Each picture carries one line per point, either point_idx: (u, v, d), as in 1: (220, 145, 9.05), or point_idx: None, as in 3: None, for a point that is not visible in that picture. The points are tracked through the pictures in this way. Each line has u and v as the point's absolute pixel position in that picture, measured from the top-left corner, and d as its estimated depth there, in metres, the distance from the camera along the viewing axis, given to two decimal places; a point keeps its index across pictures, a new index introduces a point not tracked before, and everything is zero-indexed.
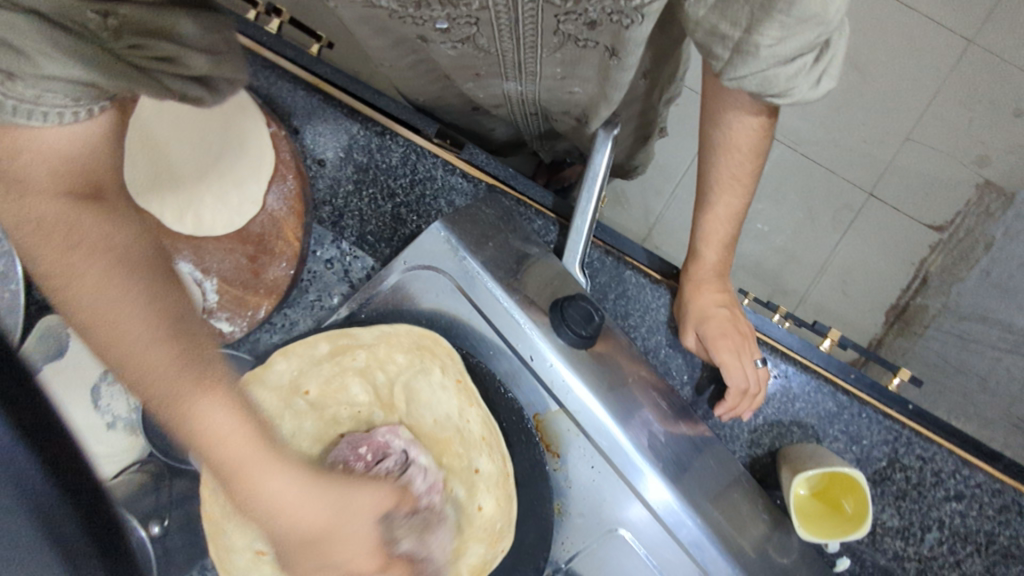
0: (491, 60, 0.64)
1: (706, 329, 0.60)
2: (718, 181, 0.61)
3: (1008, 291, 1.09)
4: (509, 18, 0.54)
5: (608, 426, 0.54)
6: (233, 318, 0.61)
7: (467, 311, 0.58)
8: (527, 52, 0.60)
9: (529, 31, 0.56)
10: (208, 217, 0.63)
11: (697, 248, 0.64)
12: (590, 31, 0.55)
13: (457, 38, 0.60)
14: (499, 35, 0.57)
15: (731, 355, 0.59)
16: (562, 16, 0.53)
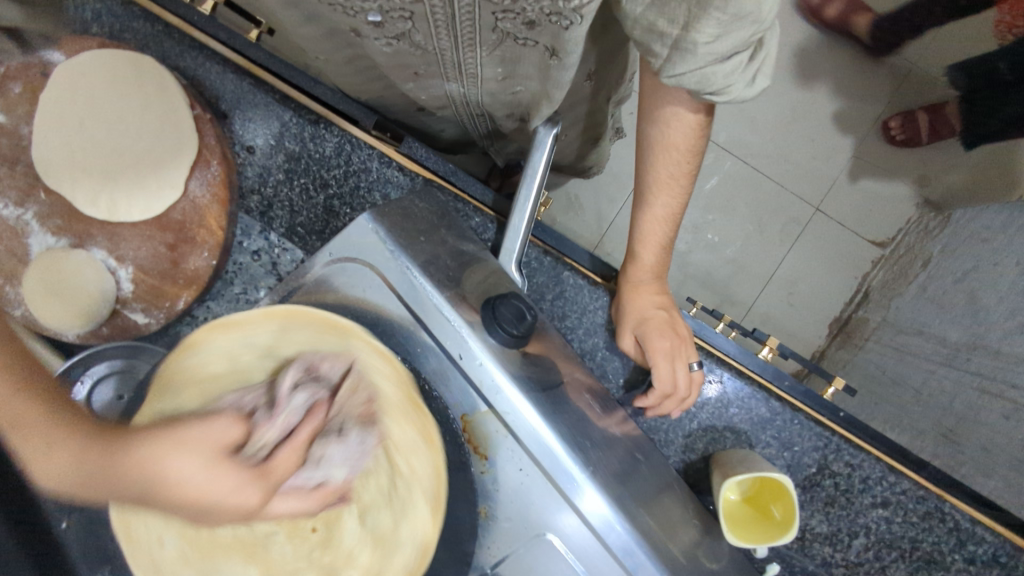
0: (428, 57, 0.62)
1: (644, 330, 0.59)
2: (658, 181, 0.60)
3: (942, 306, 1.12)
4: (444, 13, 0.52)
5: (537, 429, 0.52)
6: (148, 310, 0.60)
7: (395, 307, 0.54)
8: (465, 50, 0.59)
9: (466, 27, 0.54)
10: (122, 203, 0.59)
11: (637, 251, 0.63)
12: (529, 31, 0.53)
13: (392, 34, 0.58)
14: (435, 31, 0.56)
15: (663, 357, 0.58)
16: (499, 14, 0.52)
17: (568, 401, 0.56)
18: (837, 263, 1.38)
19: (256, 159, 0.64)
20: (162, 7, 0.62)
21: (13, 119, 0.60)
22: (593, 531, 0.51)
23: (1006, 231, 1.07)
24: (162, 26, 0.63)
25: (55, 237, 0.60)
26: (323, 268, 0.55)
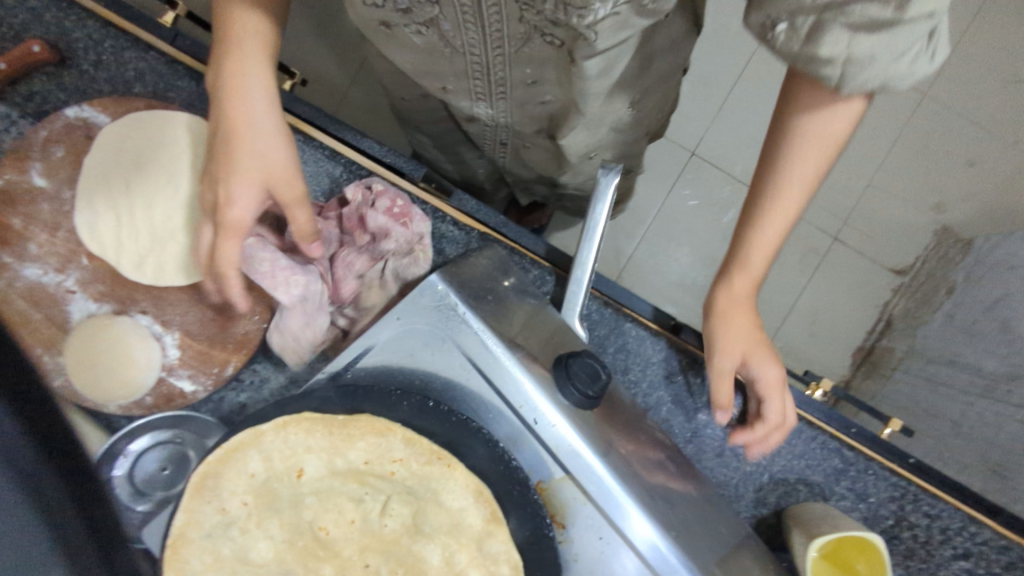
0: (459, 61, 0.64)
1: (759, 366, 0.57)
2: (791, 183, 0.54)
3: (973, 334, 1.11)
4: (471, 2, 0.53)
5: (607, 482, 0.51)
6: (196, 376, 0.58)
7: (462, 368, 0.52)
8: (493, 46, 0.60)
9: (493, 18, 0.55)
10: (169, 265, 0.59)
11: (750, 254, 0.57)
12: (555, 31, 0.55)
13: (419, 19, 0.58)
14: (463, 23, 0.57)
15: (767, 383, 0.57)
16: (523, 5, 0.53)
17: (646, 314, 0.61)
18: (858, 292, 1.37)
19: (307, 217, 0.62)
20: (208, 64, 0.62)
21: (55, 183, 0.59)
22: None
23: None
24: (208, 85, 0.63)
25: (97, 303, 0.59)
26: (389, 337, 0.53)
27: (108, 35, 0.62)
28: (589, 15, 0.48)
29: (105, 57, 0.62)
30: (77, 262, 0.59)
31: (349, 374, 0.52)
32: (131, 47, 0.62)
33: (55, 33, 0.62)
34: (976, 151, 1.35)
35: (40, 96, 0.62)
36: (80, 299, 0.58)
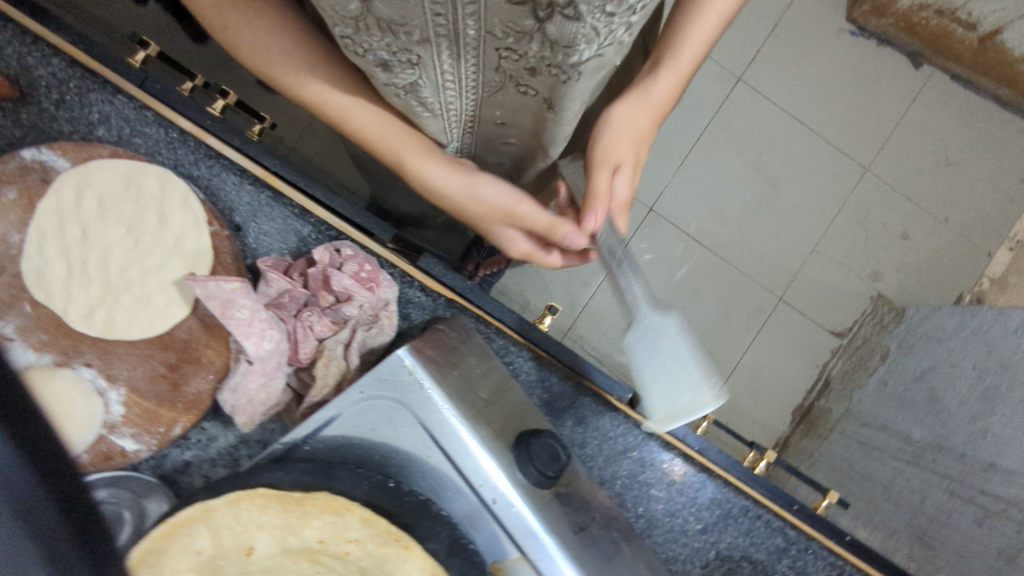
0: (433, 114, 0.60)
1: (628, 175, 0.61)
2: (684, 49, 0.59)
3: (904, 402, 1.17)
4: (450, 54, 0.49)
5: (561, 563, 0.50)
6: (139, 435, 0.55)
7: (424, 444, 0.51)
8: (470, 95, 0.56)
9: (471, 70, 0.52)
10: (118, 318, 0.56)
11: (656, 94, 0.60)
12: (531, 76, 0.52)
13: (399, 82, 0.53)
14: (441, 80, 0.53)
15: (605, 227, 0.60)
16: (504, 54, 0.49)
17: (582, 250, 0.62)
18: (800, 351, 1.43)
19: None
20: (177, 112, 0.60)
21: (4, 226, 0.56)
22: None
23: (960, 334, 1.14)
24: (177, 132, 0.61)
25: (38, 353, 0.55)
26: (350, 411, 0.51)
27: (72, 74, 0.60)
28: (574, 56, 0.46)
29: (67, 96, 0.61)
30: (19, 307, 0.56)
31: (307, 447, 0.51)
32: (97, 88, 0.60)
33: (16, 67, 0.60)
34: (910, 225, 1.44)
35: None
36: (18, 348, 0.55)
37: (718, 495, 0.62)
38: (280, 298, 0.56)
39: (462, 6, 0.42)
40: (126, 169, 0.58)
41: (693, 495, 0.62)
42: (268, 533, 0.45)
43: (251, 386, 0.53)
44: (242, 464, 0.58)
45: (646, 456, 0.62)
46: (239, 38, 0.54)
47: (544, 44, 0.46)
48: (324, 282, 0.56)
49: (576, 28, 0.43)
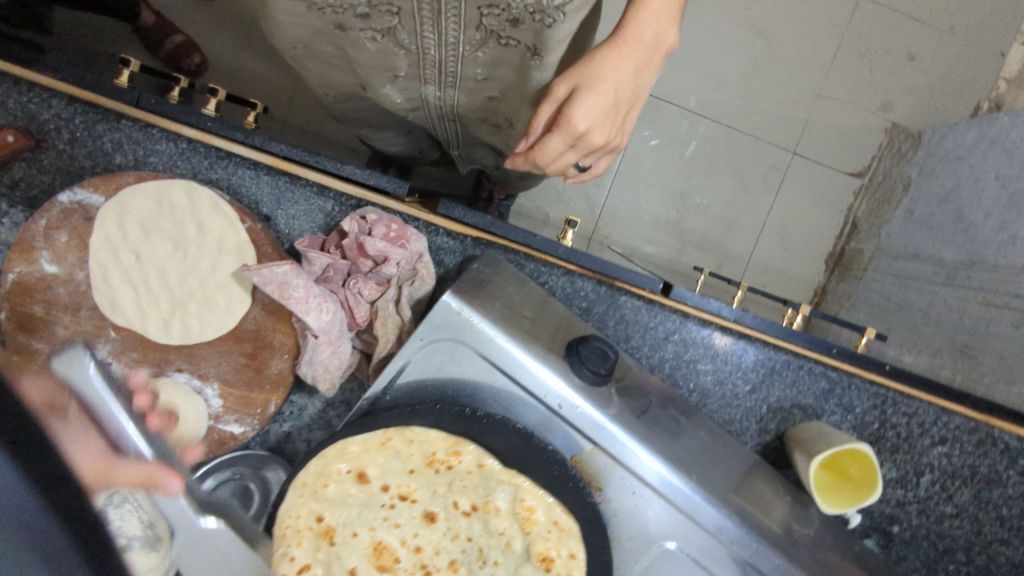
0: (414, 58, 0.62)
1: (589, 92, 0.49)
2: None
3: (932, 227, 1.18)
4: (431, 9, 0.52)
5: (630, 446, 0.55)
6: (242, 419, 0.63)
7: (487, 370, 0.56)
8: (451, 49, 0.59)
9: (451, 25, 0.55)
10: (190, 325, 0.62)
11: None
12: (512, 29, 0.54)
13: (376, 25, 0.56)
14: (421, 28, 0.56)
15: (556, 142, 0.51)
16: (485, 10, 0.52)
17: (546, 145, 0.52)
18: (823, 200, 1.43)
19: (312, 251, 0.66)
20: (179, 122, 0.64)
21: (67, 267, 0.62)
22: (699, 523, 0.55)
23: (979, 148, 1.13)
24: (186, 142, 0.64)
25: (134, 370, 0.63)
26: (416, 357, 0.56)
27: (77, 112, 0.64)
28: None
29: (78, 133, 0.64)
30: (106, 334, 0.63)
31: (389, 396, 0.57)
32: (101, 119, 0.64)
33: (22, 117, 0.63)
34: (915, 44, 1.39)
35: (25, 183, 0.66)
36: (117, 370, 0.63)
37: (761, 356, 0.67)
38: (325, 276, 0.61)
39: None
40: (155, 190, 0.61)
41: (737, 361, 0.67)
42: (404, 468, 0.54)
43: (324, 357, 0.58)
44: (334, 423, 0.68)
45: (687, 337, 0.67)
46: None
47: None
48: (360, 251, 0.60)
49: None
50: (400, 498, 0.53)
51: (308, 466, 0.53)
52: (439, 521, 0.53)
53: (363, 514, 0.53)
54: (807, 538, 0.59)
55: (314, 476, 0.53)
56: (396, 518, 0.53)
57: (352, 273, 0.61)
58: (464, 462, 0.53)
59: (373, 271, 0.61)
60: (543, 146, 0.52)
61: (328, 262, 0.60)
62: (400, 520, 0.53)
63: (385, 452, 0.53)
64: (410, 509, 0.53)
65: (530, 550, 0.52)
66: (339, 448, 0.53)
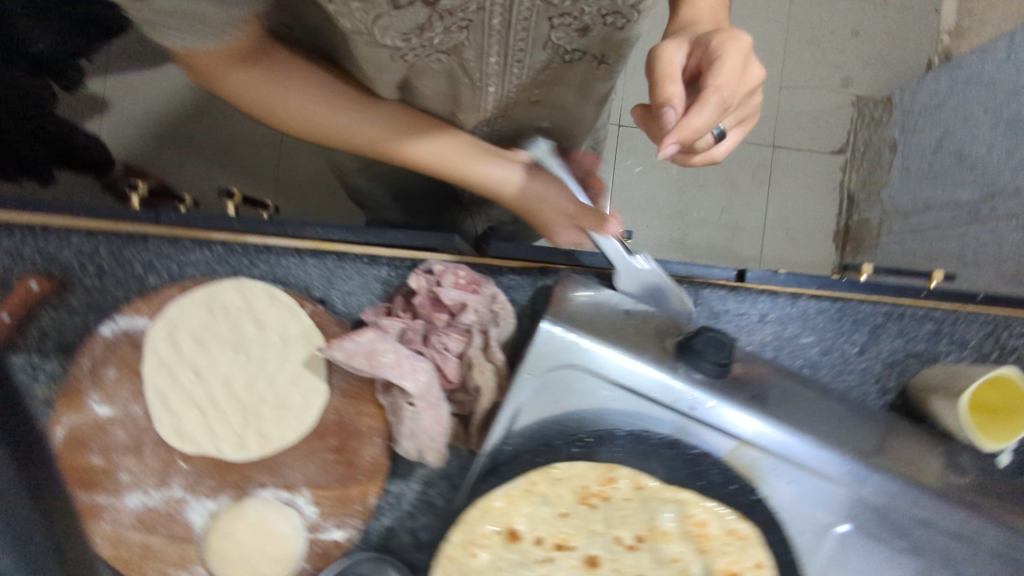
0: (481, 99, 0.59)
1: (714, 56, 0.47)
2: None
3: (935, 175, 1.17)
4: (502, 23, 0.48)
5: (777, 432, 0.50)
6: (343, 522, 0.56)
7: (606, 389, 0.51)
8: (516, 77, 0.56)
9: (517, 44, 0.51)
10: (269, 432, 0.57)
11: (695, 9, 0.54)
12: (579, 38, 0.53)
13: (444, 49, 0.51)
14: (486, 55, 0.52)
15: (725, 79, 0.46)
16: (556, 20, 0.50)
17: (697, 111, 0.45)
18: (814, 182, 1.45)
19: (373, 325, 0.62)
20: (207, 228, 0.59)
21: (121, 404, 0.56)
22: (878, 497, 0.49)
23: (956, 90, 1.16)
24: (220, 246, 0.60)
25: (213, 499, 0.56)
26: (527, 396, 0.51)
27: (100, 242, 0.60)
28: None
29: (105, 264, 0.60)
30: (176, 468, 0.56)
31: (507, 446, 0.51)
32: (127, 244, 0.60)
33: (42, 262, 0.59)
34: (856, 21, 1.45)
35: (54, 330, 0.59)
36: (194, 504, 0.56)
37: (860, 314, 0.64)
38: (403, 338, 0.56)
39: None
40: (203, 299, 0.58)
41: (839, 326, 0.64)
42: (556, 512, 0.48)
43: (425, 422, 0.53)
44: (439, 502, 0.60)
45: (780, 314, 0.64)
46: (236, 81, 0.55)
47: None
48: (435, 304, 0.58)
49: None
50: (556, 548, 0.47)
51: (451, 538, 0.46)
52: (603, 566, 0.47)
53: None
54: (986, 486, 0.53)
55: (459, 547, 0.46)
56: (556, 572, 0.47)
57: (431, 329, 0.57)
58: (620, 489, 0.48)
59: (451, 322, 0.57)
60: (719, 85, 0.46)
61: (404, 324, 0.57)
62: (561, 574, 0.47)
63: (531, 499, 0.47)
64: (569, 558, 0.47)
65: (712, 569, 0.47)
66: (480, 506, 0.47)
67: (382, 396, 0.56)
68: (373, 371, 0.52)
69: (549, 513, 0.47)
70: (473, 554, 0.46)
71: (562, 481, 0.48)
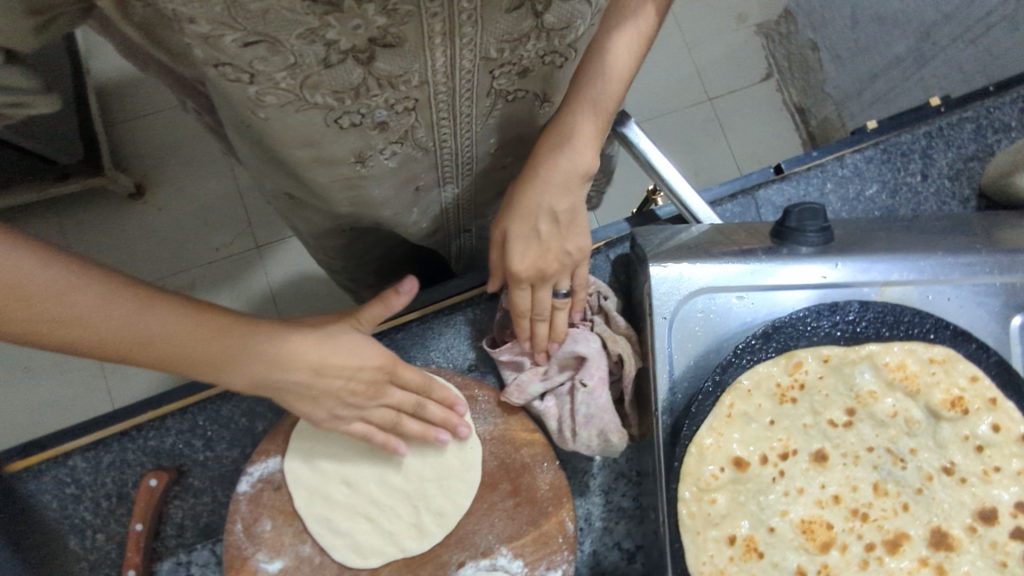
0: (431, 159, 0.49)
1: (515, 248, 0.50)
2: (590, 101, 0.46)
3: (865, 44, 1.19)
4: (448, 88, 0.39)
5: (913, 262, 0.51)
6: (554, 560, 0.52)
7: (742, 298, 0.50)
8: (467, 131, 0.46)
9: (466, 105, 0.42)
10: (442, 505, 0.55)
11: (572, 127, 0.47)
12: (520, 80, 0.43)
13: (394, 134, 0.43)
14: (439, 120, 0.43)
15: (522, 255, 0.50)
16: (497, 70, 0.40)
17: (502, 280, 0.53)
18: (762, 109, 1.42)
19: (482, 368, 0.61)
20: None
21: (289, 550, 0.53)
22: None
23: None
24: None
25: None
26: (675, 340, 0.50)
27: (194, 415, 0.58)
28: (572, 32, 0.40)
29: (209, 431, 0.58)
30: None
31: (681, 396, 0.49)
32: (221, 402, 0.59)
33: (150, 459, 0.57)
34: None
35: (189, 518, 0.57)
36: None
37: (905, 144, 0.65)
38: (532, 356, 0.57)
39: (462, 37, 0.35)
40: None
41: (891, 164, 0.65)
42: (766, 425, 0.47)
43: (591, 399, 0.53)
44: (626, 503, 0.58)
45: (835, 178, 0.65)
46: None
47: (540, 39, 0.39)
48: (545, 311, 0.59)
49: (574, 2, 0.37)
50: (783, 458, 0.46)
51: (683, 495, 0.44)
52: (832, 455, 0.46)
53: (764, 500, 0.45)
54: None
55: (695, 502, 0.44)
56: (793, 481, 0.46)
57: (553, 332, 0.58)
58: (811, 372, 0.47)
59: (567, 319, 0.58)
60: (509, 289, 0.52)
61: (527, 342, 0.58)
62: (800, 481, 0.46)
63: (736, 424, 0.46)
64: (798, 463, 0.46)
65: (933, 405, 0.46)
66: (696, 453, 0.45)
67: (540, 403, 0.56)
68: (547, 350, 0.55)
69: (760, 427, 0.46)
70: (712, 502, 0.45)
71: (754, 392, 0.46)
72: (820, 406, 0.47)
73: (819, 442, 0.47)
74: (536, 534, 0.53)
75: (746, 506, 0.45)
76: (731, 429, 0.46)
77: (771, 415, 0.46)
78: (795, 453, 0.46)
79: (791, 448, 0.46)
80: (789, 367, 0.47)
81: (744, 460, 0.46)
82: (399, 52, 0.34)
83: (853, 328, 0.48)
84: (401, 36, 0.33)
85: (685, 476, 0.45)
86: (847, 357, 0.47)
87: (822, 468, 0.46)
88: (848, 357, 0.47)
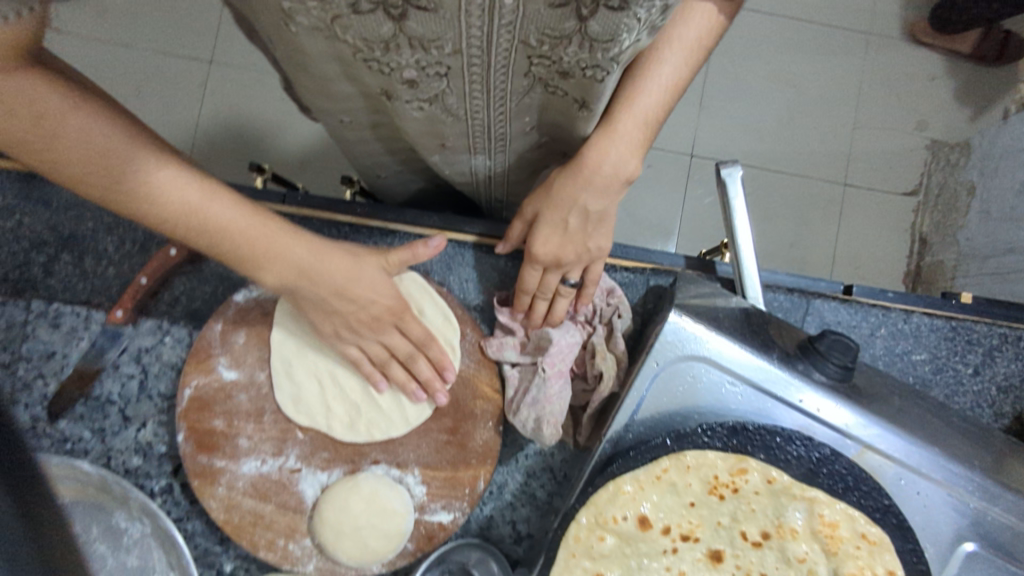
0: (462, 124, 0.49)
1: (537, 233, 0.52)
2: (634, 103, 0.46)
3: None
4: (482, 63, 0.40)
5: (909, 445, 0.49)
6: (450, 504, 0.56)
7: (731, 384, 0.51)
8: (501, 108, 0.46)
9: (499, 81, 0.42)
10: (381, 419, 0.58)
11: (614, 123, 0.47)
12: (561, 79, 0.43)
13: (424, 95, 0.44)
14: (471, 91, 0.43)
15: (548, 243, 0.52)
16: (534, 58, 0.40)
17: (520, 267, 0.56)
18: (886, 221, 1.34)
19: (486, 314, 0.64)
20: (331, 210, 0.63)
21: (247, 368, 0.58)
22: (1007, 516, 0.48)
23: None
24: (346, 227, 0.63)
25: (326, 471, 0.57)
26: (652, 387, 0.51)
27: None
28: (615, 49, 0.38)
29: None
30: (293, 437, 0.57)
31: (629, 435, 0.51)
32: None
33: None
34: None
35: (185, 297, 0.62)
36: (307, 475, 0.57)
37: (976, 335, 0.63)
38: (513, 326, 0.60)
39: (500, 17, 0.35)
40: None
41: (952, 344, 0.63)
42: (685, 503, 0.48)
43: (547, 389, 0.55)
44: (540, 494, 0.61)
45: (893, 328, 0.63)
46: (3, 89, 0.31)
47: (583, 45, 0.38)
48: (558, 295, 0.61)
49: (621, 17, 0.34)
50: (682, 539, 0.48)
51: (579, 518, 0.47)
52: (727, 560, 0.48)
53: (645, 562, 0.48)
54: None
55: (587, 529, 0.47)
56: (679, 563, 0.48)
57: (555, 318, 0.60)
58: (751, 483, 0.48)
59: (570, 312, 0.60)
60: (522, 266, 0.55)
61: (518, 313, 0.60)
62: (685, 566, 0.48)
63: (660, 487, 0.48)
64: (693, 550, 0.48)
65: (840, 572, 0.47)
66: (611, 490, 0.47)
67: (509, 367, 0.59)
68: (536, 331, 0.59)
69: (678, 502, 0.48)
70: (601, 539, 0.47)
71: (691, 470, 0.48)
72: (742, 515, 0.49)
73: (723, 542, 0.49)
74: (450, 474, 0.57)
75: (627, 560, 0.48)
76: (652, 489, 0.48)
77: (695, 497, 0.48)
78: (696, 540, 0.48)
79: (695, 535, 0.48)
80: (734, 465, 0.48)
81: (650, 521, 0.48)
82: (433, 15, 0.34)
83: (808, 466, 0.49)
84: (436, 2, 0.33)
85: (588, 504, 0.47)
86: (786, 487, 0.48)
87: (710, 567, 0.48)
88: (787, 487, 0.48)
